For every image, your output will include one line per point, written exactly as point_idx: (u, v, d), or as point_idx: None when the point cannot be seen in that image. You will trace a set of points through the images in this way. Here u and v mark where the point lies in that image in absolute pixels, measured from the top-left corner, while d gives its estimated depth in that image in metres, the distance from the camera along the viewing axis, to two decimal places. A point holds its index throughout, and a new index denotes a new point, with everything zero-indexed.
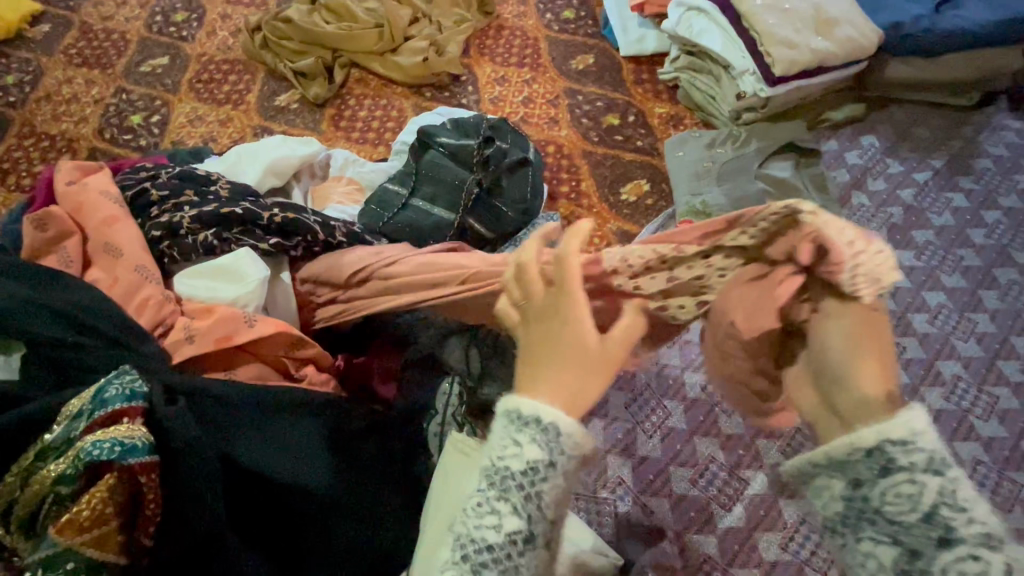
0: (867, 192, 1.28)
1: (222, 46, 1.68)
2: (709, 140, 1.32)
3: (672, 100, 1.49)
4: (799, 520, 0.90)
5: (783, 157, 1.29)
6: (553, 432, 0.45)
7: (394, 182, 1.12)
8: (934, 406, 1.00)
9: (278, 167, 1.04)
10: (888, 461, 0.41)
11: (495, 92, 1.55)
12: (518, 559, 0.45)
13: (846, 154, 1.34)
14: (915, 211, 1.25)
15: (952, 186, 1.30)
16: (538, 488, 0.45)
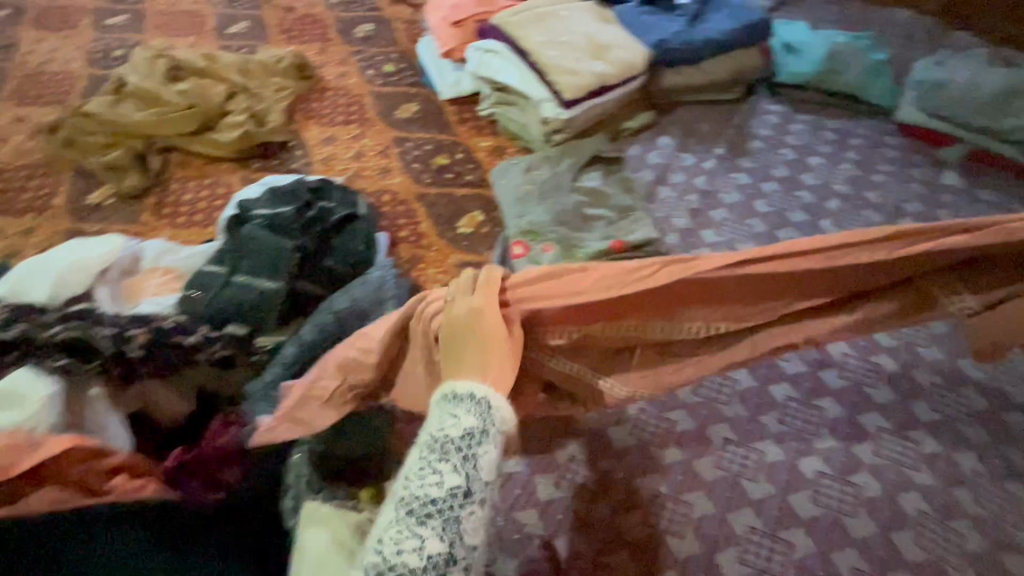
0: (669, 186, 1.45)
1: (14, 152, 1.55)
2: (526, 164, 1.43)
3: (494, 134, 1.61)
4: (654, 493, 0.96)
5: (591, 169, 1.43)
6: (482, 405, 0.64)
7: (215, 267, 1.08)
8: (749, 358, 1.12)
9: (70, 271, 0.98)
10: None
11: (324, 153, 1.57)
12: (459, 511, 0.59)
13: (647, 156, 1.52)
14: (709, 195, 1.44)
15: (734, 167, 1.51)
16: (475, 450, 0.61)
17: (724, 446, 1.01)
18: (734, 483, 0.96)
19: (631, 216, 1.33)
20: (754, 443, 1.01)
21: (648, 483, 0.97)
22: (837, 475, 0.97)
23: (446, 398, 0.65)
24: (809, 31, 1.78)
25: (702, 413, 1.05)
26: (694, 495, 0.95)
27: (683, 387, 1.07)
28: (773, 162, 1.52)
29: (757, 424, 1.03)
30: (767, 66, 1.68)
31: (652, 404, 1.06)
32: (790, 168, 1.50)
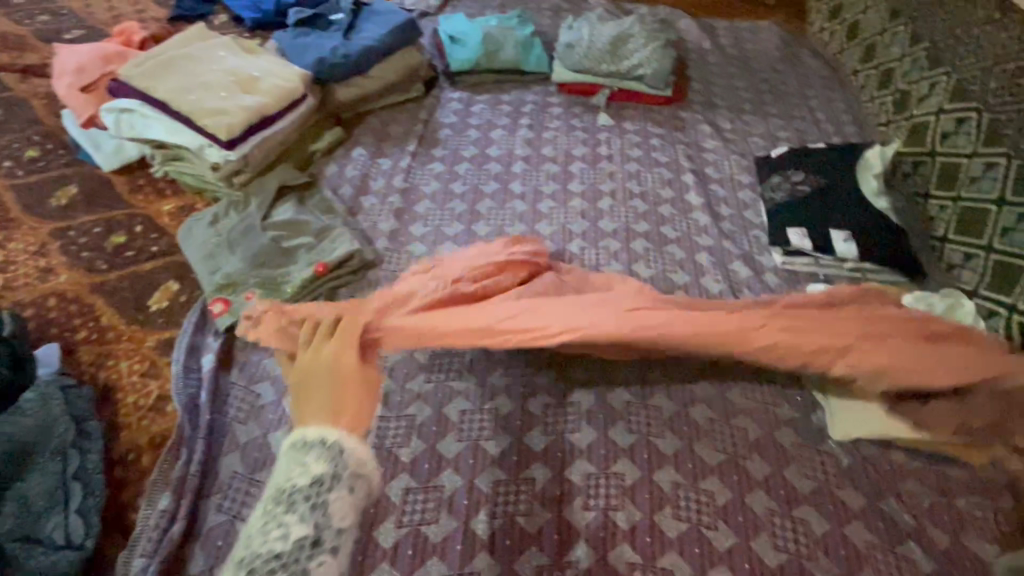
0: (720, 253, 1.44)
1: (58, 172, 1.55)
2: (582, 211, 1.53)
3: (568, 158, 1.69)
4: (627, 534, 0.99)
5: (641, 233, 1.48)
6: (334, 449, 0.76)
7: (219, 206, 1.43)
8: (748, 435, 1.12)
9: (196, 263, 1.32)
10: None
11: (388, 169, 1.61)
12: (306, 561, 0.67)
13: (702, 219, 1.52)
14: (756, 262, 1.41)
15: (811, 221, 1.38)
16: (324, 492, 0.72)
17: (710, 514, 1.01)
18: (713, 552, 0.97)
19: (668, 283, 1.36)
20: (738, 515, 1.01)
21: (624, 518, 1.00)
22: (620, 533, 0.99)
23: (298, 449, 0.76)
24: (810, 103, 1.88)
25: (690, 470, 1.06)
26: (670, 554, 0.97)
27: (672, 445, 1.10)
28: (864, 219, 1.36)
29: (749, 504, 1.03)
30: (834, 136, 1.75)
31: (640, 456, 1.08)
32: (883, 228, 1.34)
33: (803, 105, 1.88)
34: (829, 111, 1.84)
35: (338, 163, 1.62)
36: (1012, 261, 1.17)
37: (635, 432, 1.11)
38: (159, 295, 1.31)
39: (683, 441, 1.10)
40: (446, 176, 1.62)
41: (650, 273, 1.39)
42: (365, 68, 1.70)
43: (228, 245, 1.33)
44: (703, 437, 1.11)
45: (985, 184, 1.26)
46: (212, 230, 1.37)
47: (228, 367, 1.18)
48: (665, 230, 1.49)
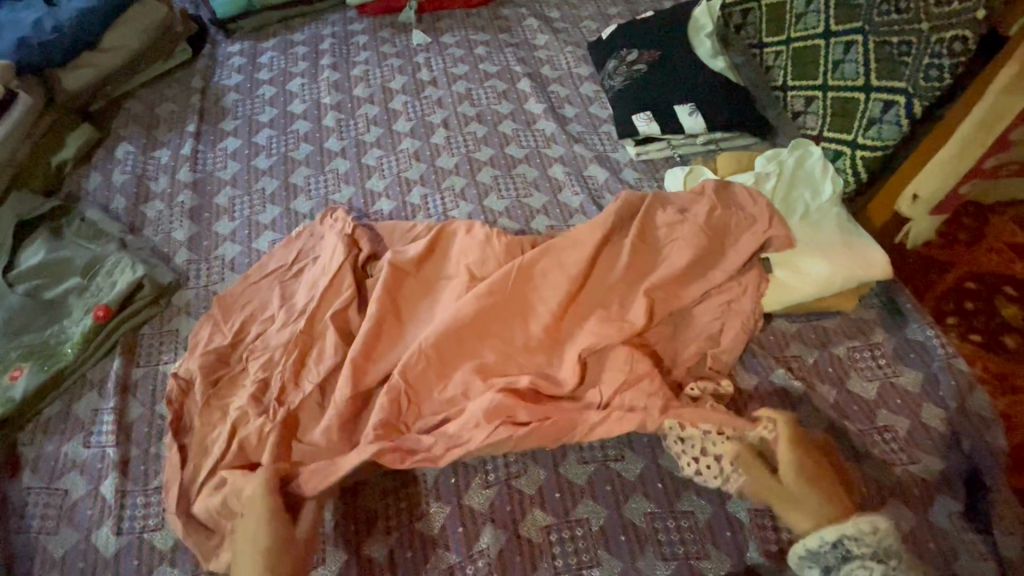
0: (573, 159, 1.30)
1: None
2: (415, 152, 1.32)
3: (388, 93, 1.44)
4: (535, 495, 0.92)
5: (484, 161, 1.31)
6: None
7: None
8: None
9: None
10: (847, 552, 0.78)
11: (171, 161, 1.30)
12: None
13: (547, 127, 1.37)
14: (610, 161, 1.29)
15: (653, 104, 1.27)
16: None
17: (613, 446, 0.97)
18: (624, 485, 0.93)
19: (525, 208, 1.22)
20: (640, 438, 0.97)
21: (528, 478, 0.94)
22: (527, 500, 0.92)
23: None
24: None
25: None
26: (581, 501, 0.92)
27: None
28: (704, 89, 1.27)
29: None
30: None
31: None
32: (723, 92, 1.26)
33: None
34: None
35: (102, 169, 1.28)
36: (846, 94, 1.10)
37: None
38: None
39: None
40: (246, 152, 1.33)
41: (503, 203, 1.24)
42: (90, 39, 1.31)
43: None
44: None
45: (810, 18, 1.18)
46: None
47: (16, 471, 0.92)
48: (510, 149, 1.33)
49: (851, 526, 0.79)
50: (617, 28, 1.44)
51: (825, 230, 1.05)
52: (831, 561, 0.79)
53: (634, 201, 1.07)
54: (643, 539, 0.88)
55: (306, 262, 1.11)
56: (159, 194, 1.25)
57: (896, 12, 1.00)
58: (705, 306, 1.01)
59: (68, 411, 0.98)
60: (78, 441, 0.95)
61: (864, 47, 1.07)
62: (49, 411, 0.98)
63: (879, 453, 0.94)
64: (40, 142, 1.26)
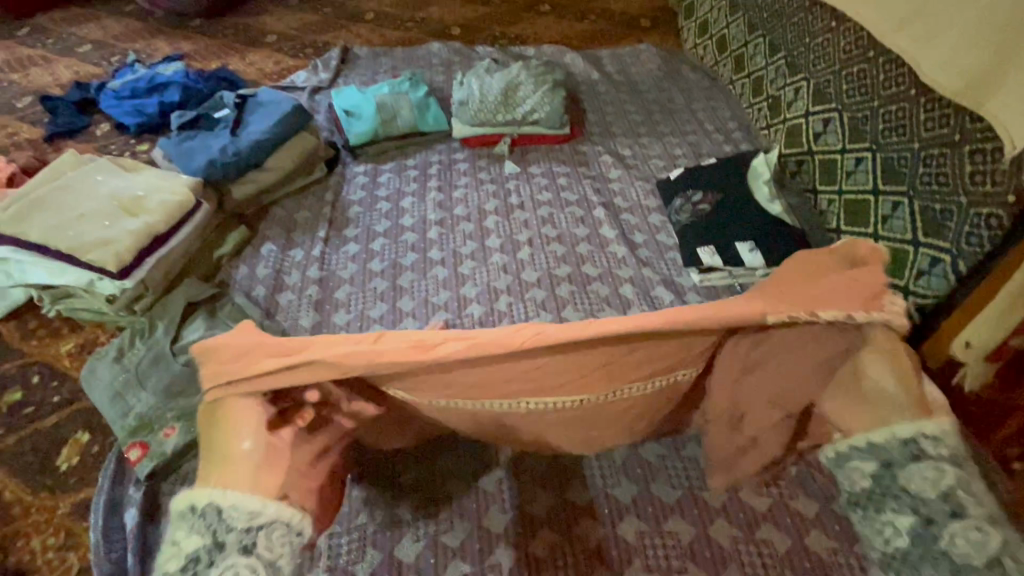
0: (642, 281, 1.47)
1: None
2: (502, 265, 1.54)
3: (482, 213, 1.70)
4: None
5: (562, 277, 1.50)
6: (207, 514, 0.73)
7: (122, 337, 1.34)
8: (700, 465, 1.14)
9: (102, 410, 1.23)
10: (930, 451, 0.77)
11: (303, 260, 1.57)
12: None
13: (616, 250, 1.56)
14: (674, 284, 1.45)
15: (716, 239, 1.45)
16: (204, 556, 0.71)
17: (675, 556, 1.03)
18: None
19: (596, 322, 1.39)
20: (704, 553, 1.03)
21: None
22: None
23: (181, 510, 0.75)
24: (699, 118, 1.99)
25: (648, 513, 1.08)
26: None
27: (626, 492, 1.11)
28: (762, 229, 1.43)
29: (709, 539, 1.04)
30: (726, 146, 1.84)
31: (601, 515, 1.08)
32: (781, 233, 1.42)
33: (693, 120, 1.98)
34: (717, 125, 1.94)
35: (248, 263, 1.56)
36: (896, 246, 1.23)
37: (589, 491, 1.11)
38: (64, 453, 1.20)
39: (636, 488, 1.11)
40: (362, 256, 1.59)
41: (579, 315, 1.40)
42: (257, 162, 1.66)
43: (134, 383, 1.24)
44: (650, 479, 1.13)
45: (860, 177, 1.35)
46: (113, 370, 1.27)
47: (156, 518, 1.09)
48: (586, 268, 1.52)
49: (930, 427, 0.79)
50: (683, 170, 1.66)
51: None
52: (904, 461, 0.78)
53: None
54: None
55: None
56: (291, 286, 1.50)
57: (937, 183, 1.15)
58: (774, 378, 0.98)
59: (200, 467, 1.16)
60: None
61: (910, 208, 1.21)
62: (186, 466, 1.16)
63: None
64: (208, 239, 1.57)
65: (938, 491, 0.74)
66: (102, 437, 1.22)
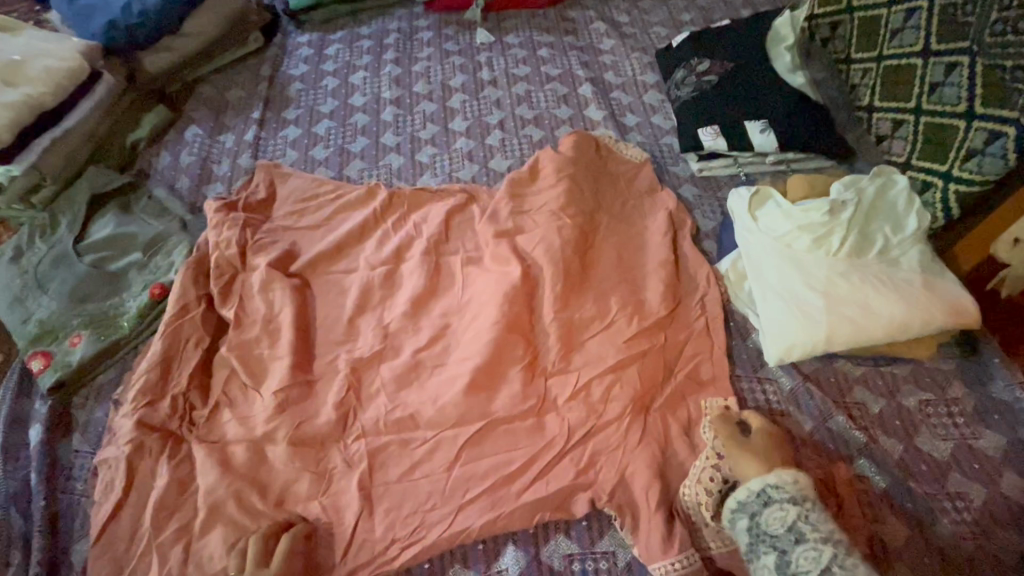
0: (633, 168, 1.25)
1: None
2: (469, 151, 1.31)
3: (448, 89, 1.43)
4: (564, 519, 0.88)
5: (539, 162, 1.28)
6: None
7: (20, 233, 1.15)
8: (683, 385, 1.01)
9: (0, 316, 1.06)
10: (768, 497, 0.78)
11: (235, 146, 1.34)
12: None
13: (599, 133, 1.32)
14: (665, 174, 1.25)
15: (720, 115, 1.20)
16: None
17: None
18: None
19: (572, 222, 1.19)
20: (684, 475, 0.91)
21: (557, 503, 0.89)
22: (553, 526, 0.87)
23: None
24: None
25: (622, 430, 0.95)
26: (609, 532, 0.87)
27: None
28: (779, 104, 1.18)
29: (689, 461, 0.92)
30: (743, 9, 1.52)
31: None
32: (800, 109, 1.17)
33: None
34: None
35: (171, 150, 1.33)
36: (943, 121, 1.02)
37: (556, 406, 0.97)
38: None
39: None
40: (304, 142, 1.35)
41: None
42: (170, 26, 1.37)
43: (32, 286, 1.07)
44: None
45: (908, 34, 1.08)
46: (11, 270, 1.10)
47: (66, 434, 0.97)
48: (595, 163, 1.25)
49: (772, 476, 0.80)
50: (689, 35, 1.37)
51: (905, 270, 0.97)
52: (753, 508, 0.78)
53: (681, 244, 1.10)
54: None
55: (350, 250, 1.11)
56: (220, 178, 1.28)
57: (1012, 33, 0.93)
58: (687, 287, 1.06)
59: (113, 378, 1.02)
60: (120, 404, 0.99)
61: (970, 69, 0.99)
62: (103, 378, 1.02)
63: (949, 524, 0.84)
64: (121, 121, 1.34)
65: (785, 527, 0.75)
66: (8, 347, 1.08)
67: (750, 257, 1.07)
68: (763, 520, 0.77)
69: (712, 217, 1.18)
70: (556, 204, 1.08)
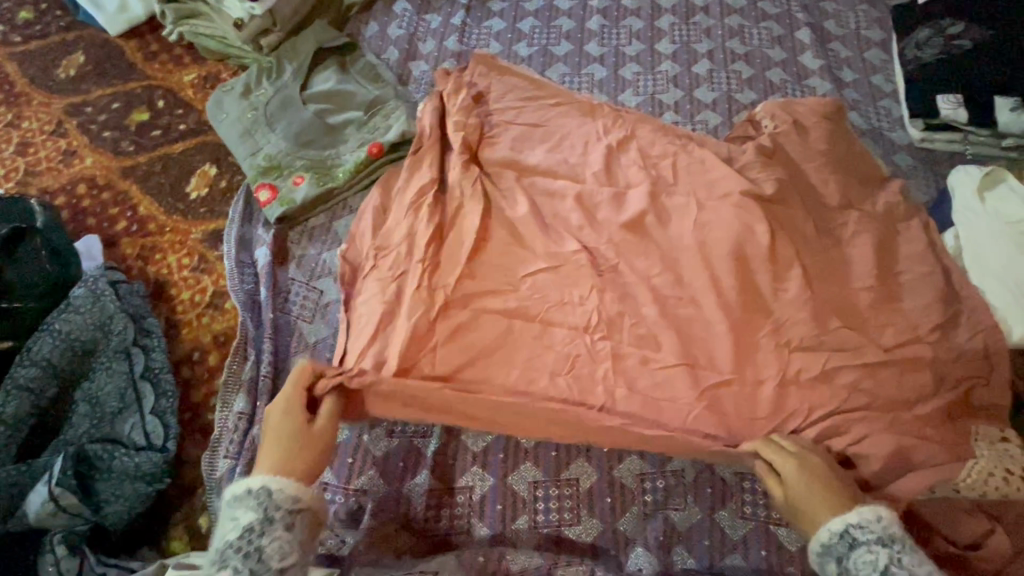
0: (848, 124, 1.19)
1: (63, 39, 1.36)
2: (674, 77, 1.27)
3: (657, 8, 1.38)
4: None
5: (746, 100, 1.24)
6: (264, 496, 0.72)
7: (248, 73, 1.22)
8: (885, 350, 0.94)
9: (231, 147, 1.15)
10: (853, 539, 0.73)
11: (441, 28, 1.35)
12: (261, 536, 0.70)
13: (814, 83, 1.26)
14: (880, 138, 1.19)
15: (965, 84, 1.12)
16: (258, 541, 0.70)
17: None
18: None
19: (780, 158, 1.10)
20: None
21: None
22: None
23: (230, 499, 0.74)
24: None
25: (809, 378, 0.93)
26: None
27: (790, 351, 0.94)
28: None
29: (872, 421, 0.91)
30: None
31: None
32: None
33: None
34: None
35: (380, 21, 1.35)
36: None
37: None
38: (193, 182, 1.16)
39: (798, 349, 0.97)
40: (508, 36, 1.34)
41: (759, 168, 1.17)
42: None
43: (261, 124, 1.15)
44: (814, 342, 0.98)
45: None
46: (242, 105, 1.17)
47: (286, 263, 1.06)
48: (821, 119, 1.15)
49: (853, 514, 0.75)
50: None
51: None
52: (841, 551, 0.74)
53: (898, 211, 1.05)
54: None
55: (561, 145, 1.10)
56: (426, 56, 1.30)
57: None
58: (901, 252, 1.01)
59: (325, 223, 1.10)
60: (333, 249, 1.07)
61: None
62: (317, 220, 1.10)
63: None
64: None
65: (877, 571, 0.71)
66: (229, 175, 1.17)
67: (972, 241, 1.01)
68: (852, 565, 0.72)
69: (925, 190, 1.14)
70: (767, 145, 1.07)
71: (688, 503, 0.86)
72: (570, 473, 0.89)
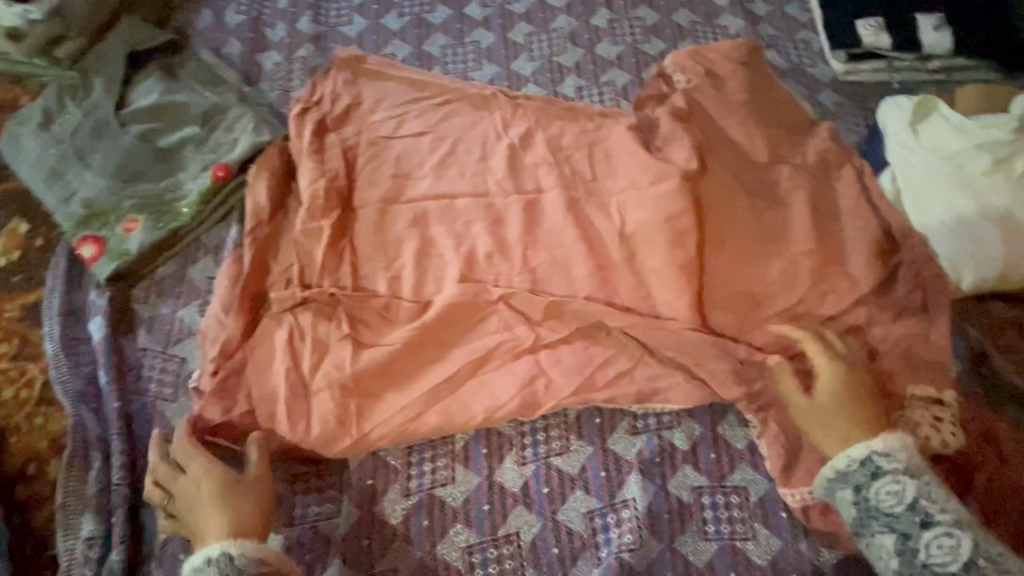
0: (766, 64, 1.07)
1: None
2: (571, 33, 1.11)
3: None
4: (691, 451, 0.81)
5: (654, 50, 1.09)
6: (224, 561, 0.66)
7: (46, 94, 0.97)
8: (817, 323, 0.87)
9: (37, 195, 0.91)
10: (878, 467, 0.69)
11: (290, 7, 1.12)
12: None
13: (725, 21, 1.12)
14: (802, 75, 1.07)
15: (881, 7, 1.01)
16: None
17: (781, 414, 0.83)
18: None
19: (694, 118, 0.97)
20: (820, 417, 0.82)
21: (680, 437, 0.82)
22: (679, 456, 0.81)
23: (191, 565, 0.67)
24: None
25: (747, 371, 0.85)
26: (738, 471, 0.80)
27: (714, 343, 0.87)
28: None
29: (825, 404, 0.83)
30: None
31: None
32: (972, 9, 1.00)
33: None
34: None
35: (214, 7, 1.11)
36: None
37: None
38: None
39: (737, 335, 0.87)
40: (373, 8, 1.13)
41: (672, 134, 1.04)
42: None
43: (70, 159, 0.91)
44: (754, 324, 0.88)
45: None
46: (40, 137, 0.93)
47: (132, 330, 0.86)
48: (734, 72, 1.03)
49: (879, 441, 0.71)
50: None
51: None
52: (861, 479, 0.70)
53: (830, 158, 0.95)
54: (810, 523, 0.76)
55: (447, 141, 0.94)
56: (276, 44, 1.08)
57: None
58: (837, 206, 0.91)
59: (175, 272, 0.89)
60: (188, 305, 0.87)
61: None
62: (164, 271, 0.89)
63: None
64: None
65: (904, 505, 0.68)
66: (46, 230, 0.94)
67: (910, 181, 0.92)
68: (871, 494, 0.69)
69: (855, 130, 1.03)
70: (680, 105, 0.94)
71: (643, 538, 0.76)
72: (508, 526, 0.76)
